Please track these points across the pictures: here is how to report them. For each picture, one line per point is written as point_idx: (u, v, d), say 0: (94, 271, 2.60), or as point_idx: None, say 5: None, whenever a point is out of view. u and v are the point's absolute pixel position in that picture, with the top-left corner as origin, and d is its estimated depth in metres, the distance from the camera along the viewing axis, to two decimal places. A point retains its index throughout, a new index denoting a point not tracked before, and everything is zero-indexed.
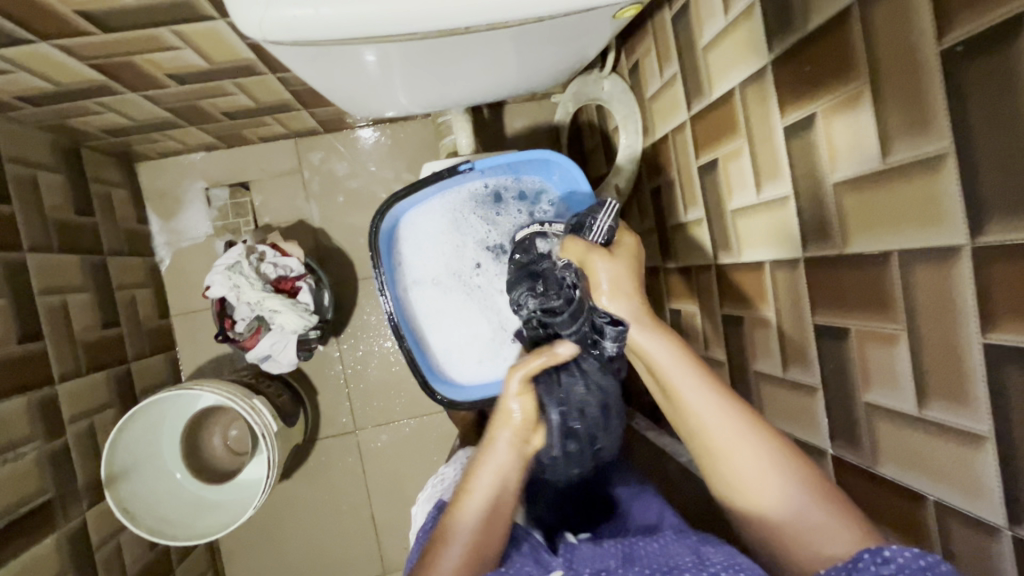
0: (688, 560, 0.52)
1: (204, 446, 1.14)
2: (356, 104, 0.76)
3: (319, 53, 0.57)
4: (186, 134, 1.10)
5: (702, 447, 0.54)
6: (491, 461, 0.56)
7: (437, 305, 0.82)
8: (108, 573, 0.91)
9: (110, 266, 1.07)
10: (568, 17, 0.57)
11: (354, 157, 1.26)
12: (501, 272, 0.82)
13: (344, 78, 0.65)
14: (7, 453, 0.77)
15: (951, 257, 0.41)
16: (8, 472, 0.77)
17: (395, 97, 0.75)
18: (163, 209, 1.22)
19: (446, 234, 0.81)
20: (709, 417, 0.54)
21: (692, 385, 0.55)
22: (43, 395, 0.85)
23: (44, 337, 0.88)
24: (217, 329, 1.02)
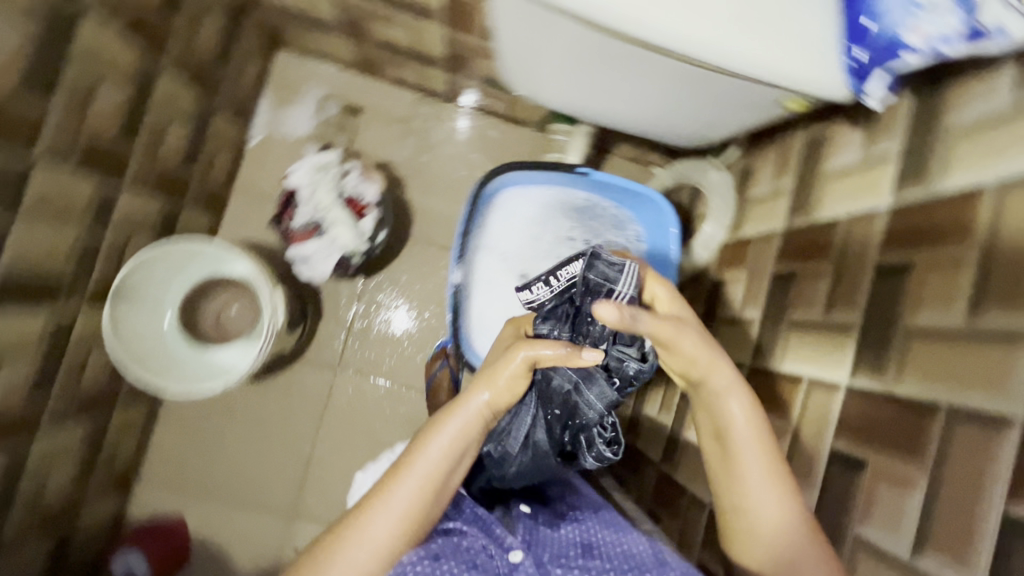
0: (648, 557, 0.64)
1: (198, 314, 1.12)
2: (518, 82, 0.73)
3: (519, 11, 0.56)
4: (336, 44, 1.18)
5: (746, 526, 0.57)
6: (439, 439, 0.63)
7: (493, 279, 0.84)
8: (66, 379, 0.90)
9: (213, 117, 1.12)
10: (753, 86, 0.56)
11: (460, 133, 1.33)
12: None
13: (515, 46, 0.64)
14: (57, 225, 0.80)
15: (1004, 427, 0.44)
16: (50, 242, 0.79)
17: (555, 95, 0.73)
18: (278, 96, 1.29)
19: (532, 220, 0.84)
20: (759, 497, 0.56)
21: (752, 453, 0.57)
22: (108, 192, 0.88)
23: (136, 145, 0.91)
24: (276, 216, 1.06)
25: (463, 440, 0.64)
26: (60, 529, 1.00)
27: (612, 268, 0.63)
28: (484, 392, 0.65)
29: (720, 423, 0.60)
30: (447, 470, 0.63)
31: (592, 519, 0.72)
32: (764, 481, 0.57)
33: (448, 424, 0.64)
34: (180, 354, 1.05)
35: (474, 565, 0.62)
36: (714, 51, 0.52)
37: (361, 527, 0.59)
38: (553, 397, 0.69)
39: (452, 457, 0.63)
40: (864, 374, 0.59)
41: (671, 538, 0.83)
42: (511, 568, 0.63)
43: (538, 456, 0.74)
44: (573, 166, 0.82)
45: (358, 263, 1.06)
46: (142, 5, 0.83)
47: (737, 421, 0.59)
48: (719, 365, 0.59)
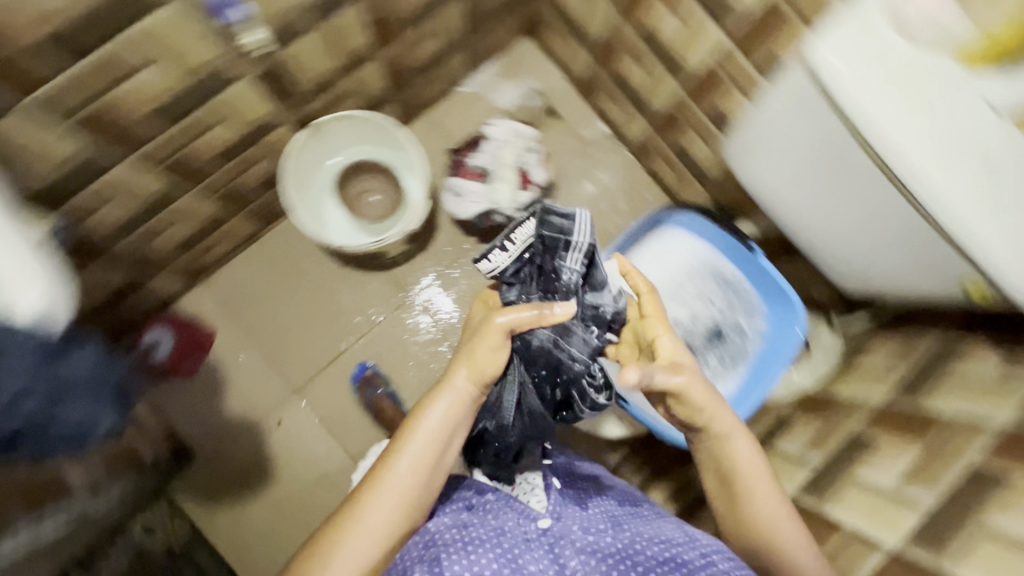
0: (679, 537, 0.73)
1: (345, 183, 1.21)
2: (745, 145, 0.81)
3: (796, 98, 0.68)
4: (577, 57, 1.34)
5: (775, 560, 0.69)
6: (424, 428, 0.76)
7: None
8: (235, 167, 1.01)
9: (456, 54, 1.28)
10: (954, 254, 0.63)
11: (623, 179, 1.45)
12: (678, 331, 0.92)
13: (762, 130, 0.76)
14: (326, 54, 0.93)
15: None
16: (313, 63, 0.93)
17: (777, 167, 0.78)
18: (503, 69, 1.45)
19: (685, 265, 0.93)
20: (789, 541, 0.69)
21: (763, 486, 0.72)
22: (366, 55, 1.02)
23: (405, 36, 1.06)
24: (460, 146, 1.17)
25: (448, 422, 0.77)
26: (139, 274, 1.10)
27: (565, 222, 0.75)
28: (462, 372, 0.78)
29: (734, 462, 0.73)
30: (435, 450, 0.76)
31: (620, 505, 0.83)
32: (781, 515, 0.71)
33: (431, 415, 0.77)
34: (321, 199, 1.16)
35: (501, 532, 0.73)
36: (956, 213, 0.59)
37: (360, 514, 0.72)
38: (539, 357, 0.81)
39: (439, 435, 0.76)
40: (919, 548, 0.62)
41: None
42: (541, 532, 0.74)
43: (535, 420, 0.86)
44: (747, 241, 0.90)
45: (500, 220, 1.17)
46: None
47: (744, 459, 0.73)
48: (723, 410, 0.73)
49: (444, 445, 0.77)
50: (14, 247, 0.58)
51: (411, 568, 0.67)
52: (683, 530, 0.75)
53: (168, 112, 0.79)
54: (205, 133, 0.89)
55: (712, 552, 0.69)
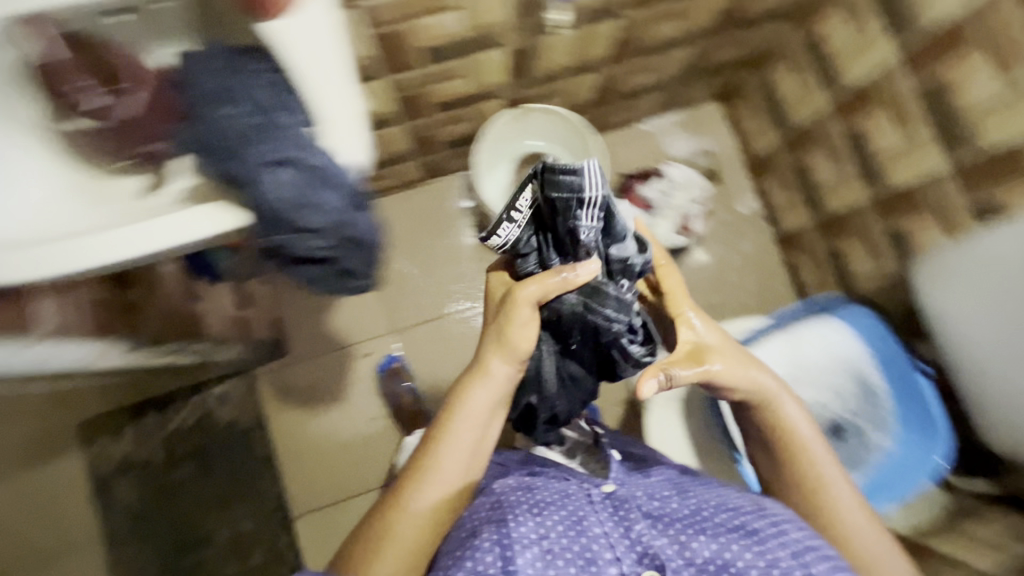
0: (749, 505, 0.65)
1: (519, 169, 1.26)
2: (967, 263, 0.87)
3: None
4: (765, 138, 1.39)
5: (829, 528, 0.71)
6: (468, 415, 0.73)
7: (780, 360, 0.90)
8: (444, 120, 1.10)
9: (657, 93, 1.34)
10: None
11: (760, 261, 1.46)
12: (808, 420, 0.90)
13: (1001, 255, 0.82)
14: (572, 57, 1.02)
15: None
16: (558, 60, 1.01)
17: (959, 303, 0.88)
18: (685, 121, 1.51)
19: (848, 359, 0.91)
20: (842, 499, 0.72)
21: (819, 452, 0.76)
22: (597, 70, 1.10)
23: (634, 65, 1.14)
24: (632, 175, 1.22)
25: (491, 401, 0.73)
26: None
27: (573, 176, 0.63)
28: (500, 357, 0.74)
29: (786, 421, 0.77)
30: (481, 434, 0.73)
31: (688, 476, 0.74)
32: (832, 472, 0.74)
33: (474, 399, 0.73)
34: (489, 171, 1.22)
35: (565, 496, 0.66)
36: None
37: (407, 503, 0.69)
38: (571, 327, 0.75)
39: (482, 420, 0.73)
40: None
41: None
42: (604, 496, 0.67)
43: (574, 390, 0.83)
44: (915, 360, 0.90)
45: None
46: (744, 13, 1.06)
47: (794, 417, 0.77)
48: (761, 369, 0.77)
49: (490, 424, 0.74)
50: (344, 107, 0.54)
51: (478, 528, 0.63)
52: (756, 501, 0.67)
53: (440, 55, 0.87)
54: (448, 82, 0.97)
55: (784, 519, 0.63)
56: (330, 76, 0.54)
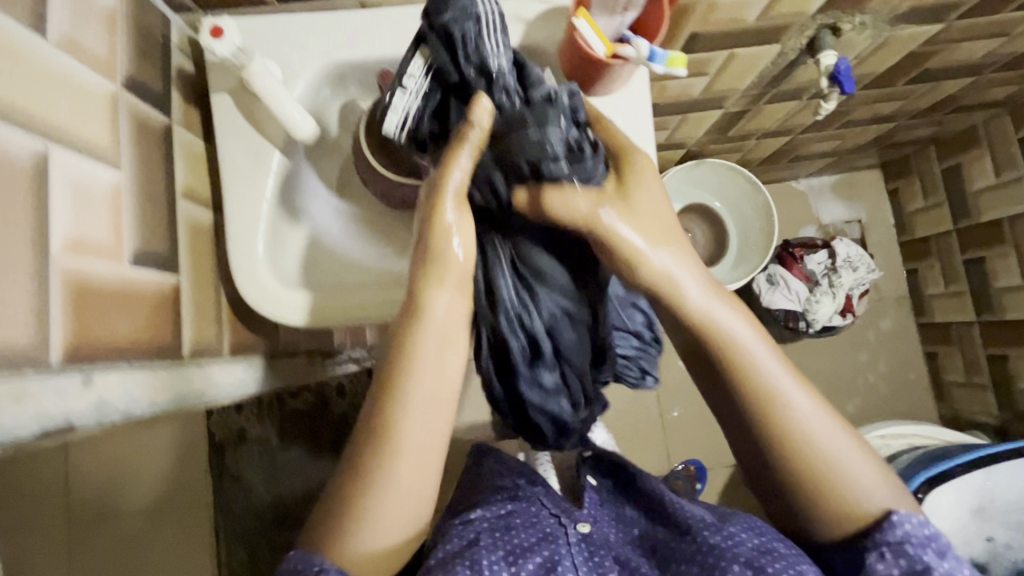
0: (711, 518, 0.56)
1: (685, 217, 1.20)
2: None
3: None
4: (930, 221, 1.31)
5: (803, 463, 0.46)
6: (414, 407, 0.45)
7: (995, 485, 0.78)
8: None
9: (830, 156, 1.27)
10: None
11: (896, 344, 1.39)
12: (975, 549, 0.80)
13: None
14: (778, 124, 0.98)
15: None
16: (763, 125, 0.97)
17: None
18: (840, 187, 1.44)
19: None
20: (814, 422, 0.47)
21: (772, 364, 0.48)
22: (790, 135, 1.06)
23: (826, 134, 1.09)
24: (796, 242, 1.20)
25: (441, 363, 0.46)
26: None
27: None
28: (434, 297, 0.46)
29: (708, 325, 0.48)
30: (427, 445, 0.45)
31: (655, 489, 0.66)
32: (786, 388, 0.47)
33: (415, 374, 0.45)
34: None
35: (545, 535, 0.59)
36: None
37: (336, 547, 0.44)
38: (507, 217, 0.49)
39: (435, 431, 0.46)
40: None
41: None
42: (580, 537, 0.60)
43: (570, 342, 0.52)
44: None
45: (800, 328, 1.15)
46: (966, 99, 1.00)
47: (730, 323, 0.48)
48: (678, 250, 0.49)
49: (431, 418, 0.46)
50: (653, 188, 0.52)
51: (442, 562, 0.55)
52: (719, 517, 0.57)
53: (663, 110, 0.84)
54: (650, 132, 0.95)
55: (740, 528, 0.53)
56: (643, 150, 0.52)
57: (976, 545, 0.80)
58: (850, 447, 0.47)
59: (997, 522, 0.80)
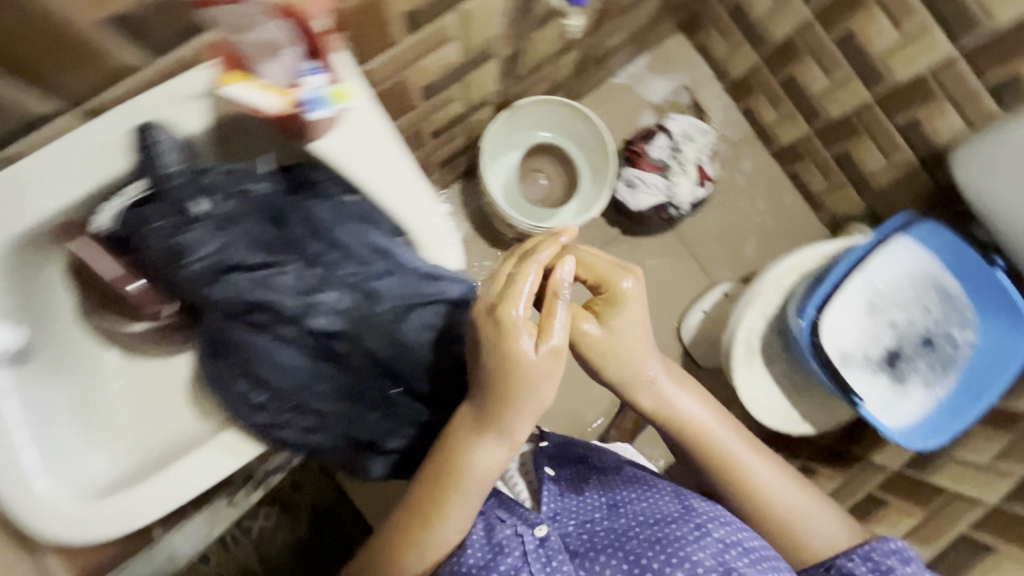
0: (676, 510, 0.64)
1: (529, 163, 1.22)
2: (1009, 149, 0.85)
3: None
4: (740, 59, 1.35)
5: (763, 505, 0.67)
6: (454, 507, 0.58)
7: (874, 279, 0.85)
8: (441, 141, 1.02)
9: (629, 43, 1.27)
10: None
11: (764, 181, 1.46)
12: (886, 346, 0.86)
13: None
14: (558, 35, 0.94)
15: None
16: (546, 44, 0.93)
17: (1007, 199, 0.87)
18: (656, 63, 1.46)
19: (917, 273, 0.86)
20: (767, 476, 0.67)
21: (746, 456, 0.67)
22: (578, 43, 1.03)
23: (612, 26, 1.07)
24: (635, 140, 1.19)
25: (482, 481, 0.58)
26: None
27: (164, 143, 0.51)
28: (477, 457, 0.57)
29: (688, 420, 0.67)
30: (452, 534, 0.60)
31: (621, 479, 0.71)
32: (757, 467, 0.67)
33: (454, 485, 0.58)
34: (493, 172, 1.15)
35: (500, 548, 0.61)
36: None
37: None
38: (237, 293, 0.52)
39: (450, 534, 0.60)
40: None
41: None
42: (537, 541, 0.63)
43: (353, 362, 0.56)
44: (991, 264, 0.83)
45: (673, 215, 1.18)
46: None
47: (693, 413, 0.67)
48: (663, 374, 0.65)
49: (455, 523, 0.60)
50: (420, 199, 0.58)
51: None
52: (681, 502, 0.66)
53: (435, 87, 0.79)
54: (443, 108, 0.90)
55: (707, 520, 0.62)
56: (394, 164, 0.57)
57: (884, 341, 0.86)
58: (820, 507, 0.68)
59: (892, 311, 0.86)
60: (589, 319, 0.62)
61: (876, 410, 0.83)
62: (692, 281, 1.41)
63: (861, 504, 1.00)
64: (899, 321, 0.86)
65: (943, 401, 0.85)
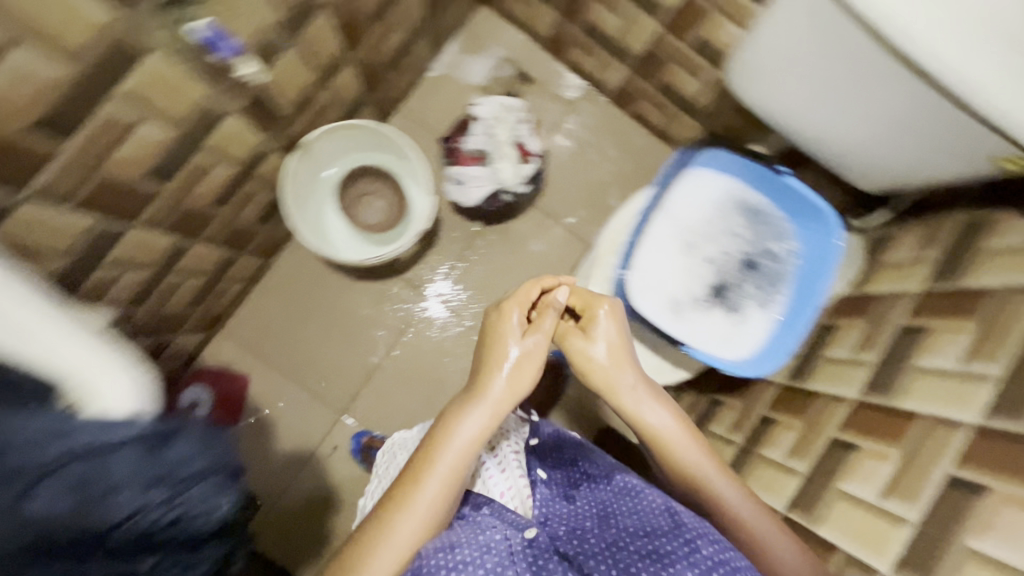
0: (666, 523, 0.70)
1: (353, 189, 1.18)
2: (751, 65, 0.78)
3: (824, 20, 0.64)
4: (541, 17, 1.31)
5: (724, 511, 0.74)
6: (437, 477, 0.71)
7: (673, 219, 0.87)
8: (235, 204, 0.97)
9: (420, 38, 1.21)
10: (977, 127, 0.62)
11: (610, 129, 1.43)
12: (710, 279, 0.87)
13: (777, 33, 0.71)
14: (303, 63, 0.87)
15: None
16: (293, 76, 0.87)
17: (774, 96, 0.80)
18: (468, 44, 1.41)
19: (719, 199, 0.87)
20: (725, 485, 0.76)
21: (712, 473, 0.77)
22: (341, 60, 0.97)
23: (375, 31, 1.01)
24: (449, 135, 1.14)
25: (471, 448, 0.73)
26: (161, 336, 1.08)
27: None
28: (461, 432, 0.73)
29: (654, 431, 0.80)
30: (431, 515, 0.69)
31: (614, 491, 0.80)
32: (715, 474, 0.77)
33: (446, 453, 0.72)
34: (322, 212, 1.14)
35: (487, 548, 0.67)
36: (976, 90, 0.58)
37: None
38: None
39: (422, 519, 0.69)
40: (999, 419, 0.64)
41: None
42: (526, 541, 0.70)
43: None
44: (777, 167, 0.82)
45: (510, 200, 1.14)
46: None
47: (661, 424, 0.80)
48: (646, 399, 0.80)
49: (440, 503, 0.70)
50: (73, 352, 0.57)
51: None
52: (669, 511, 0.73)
53: (166, 168, 0.74)
54: (204, 179, 0.84)
55: (695, 537, 0.67)
56: (26, 333, 0.54)
57: (707, 275, 0.87)
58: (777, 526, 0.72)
59: (704, 243, 0.87)
60: (576, 336, 0.83)
61: (712, 346, 0.84)
62: (567, 250, 1.39)
63: (755, 428, 1.01)
64: (716, 251, 0.87)
65: (781, 316, 0.84)
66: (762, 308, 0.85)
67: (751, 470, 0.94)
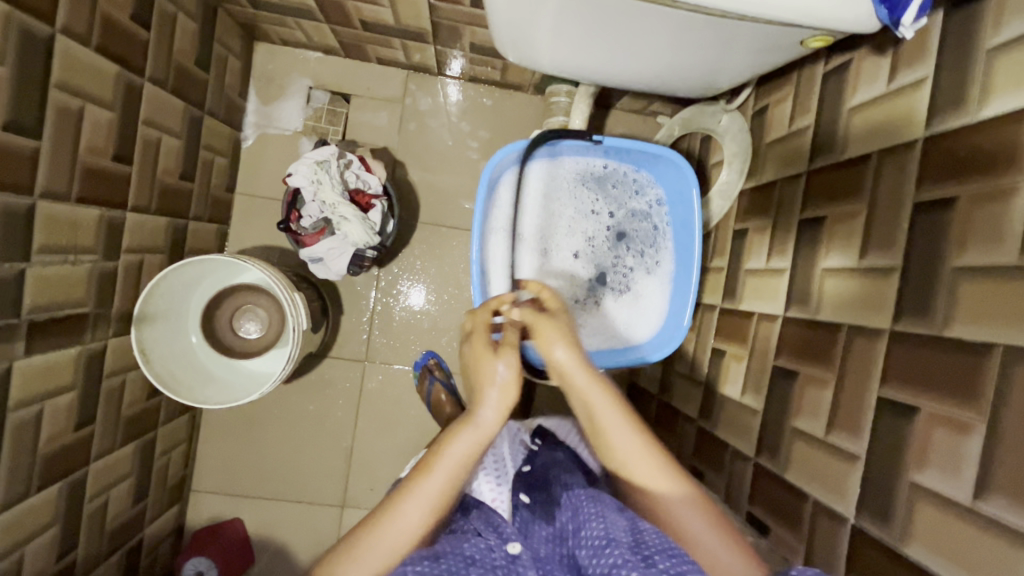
0: (626, 534, 0.56)
1: (224, 320, 1.09)
2: (512, 41, 0.64)
3: None
4: (317, 31, 1.13)
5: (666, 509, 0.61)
6: (426, 489, 0.60)
7: (525, 231, 0.85)
8: (108, 404, 0.91)
9: (204, 125, 1.07)
10: (767, 25, 0.51)
11: (454, 105, 1.29)
12: (586, 272, 0.86)
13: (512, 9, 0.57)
14: (67, 256, 0.77)
15: (985, 355, 0.49)
16: (66, 275, 0.77)
17: (555, 58, 0.66)
18: (266, 90, 1.24)
19: (552, 192, 0.86)
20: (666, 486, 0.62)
21: (648, 469, 0.63)
22: (115, 218, 0.85)
23: (134, 164, 0.87)
24: (283, 219, 1.02)
25: (462, 470, 0.61)
26: (129, 542, 1.06)
27: None
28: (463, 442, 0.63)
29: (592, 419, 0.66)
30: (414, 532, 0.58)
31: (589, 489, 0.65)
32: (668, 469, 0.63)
33: (439, 468, 0.61)
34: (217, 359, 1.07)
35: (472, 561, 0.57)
36: None
37: None
38: None
39: (406, 530, 0.58)
40: (910, 321, 0.57)
41: (717, 485, 0.86)
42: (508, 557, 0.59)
43: None
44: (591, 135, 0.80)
45: (376, 254, 1.05)
46: (116, 18, 0.77)
47: (600, 412, 0.65)
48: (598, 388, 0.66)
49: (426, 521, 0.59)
50: None
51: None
52: (631, 525, 0.58)
53: None
54: (44, 423, 0.77)
55: (656, 551, 0.54)
56: None
57: (581, 269, 0.86)
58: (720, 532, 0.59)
59: (563, 243, 0.86)
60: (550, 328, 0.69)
61: (616, 339, 0.86)
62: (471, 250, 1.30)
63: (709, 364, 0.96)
64: (582, 243, 0.86)
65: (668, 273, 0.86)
66: (647, 272, 0.87)
67: (718, 412, 0.90)
